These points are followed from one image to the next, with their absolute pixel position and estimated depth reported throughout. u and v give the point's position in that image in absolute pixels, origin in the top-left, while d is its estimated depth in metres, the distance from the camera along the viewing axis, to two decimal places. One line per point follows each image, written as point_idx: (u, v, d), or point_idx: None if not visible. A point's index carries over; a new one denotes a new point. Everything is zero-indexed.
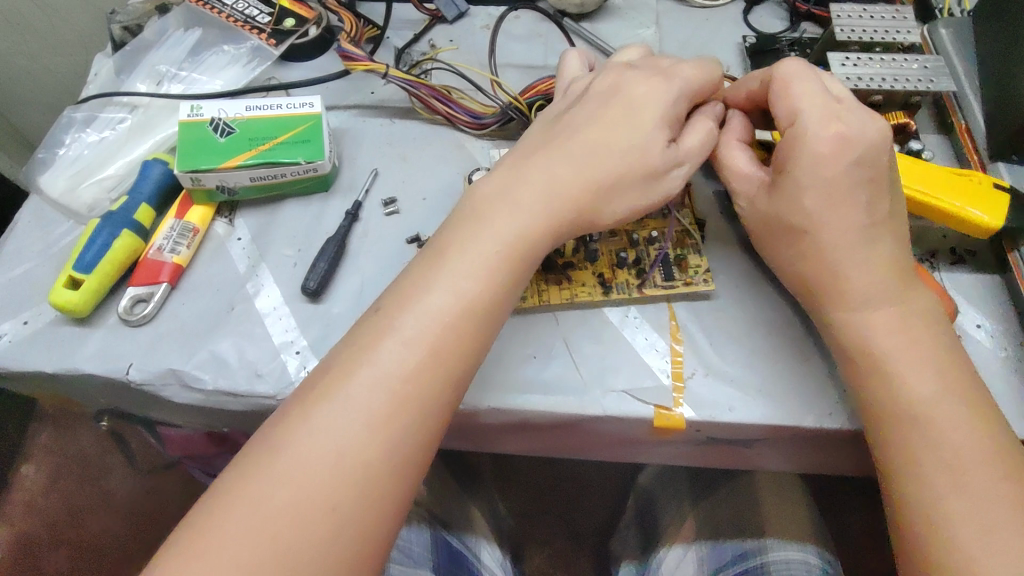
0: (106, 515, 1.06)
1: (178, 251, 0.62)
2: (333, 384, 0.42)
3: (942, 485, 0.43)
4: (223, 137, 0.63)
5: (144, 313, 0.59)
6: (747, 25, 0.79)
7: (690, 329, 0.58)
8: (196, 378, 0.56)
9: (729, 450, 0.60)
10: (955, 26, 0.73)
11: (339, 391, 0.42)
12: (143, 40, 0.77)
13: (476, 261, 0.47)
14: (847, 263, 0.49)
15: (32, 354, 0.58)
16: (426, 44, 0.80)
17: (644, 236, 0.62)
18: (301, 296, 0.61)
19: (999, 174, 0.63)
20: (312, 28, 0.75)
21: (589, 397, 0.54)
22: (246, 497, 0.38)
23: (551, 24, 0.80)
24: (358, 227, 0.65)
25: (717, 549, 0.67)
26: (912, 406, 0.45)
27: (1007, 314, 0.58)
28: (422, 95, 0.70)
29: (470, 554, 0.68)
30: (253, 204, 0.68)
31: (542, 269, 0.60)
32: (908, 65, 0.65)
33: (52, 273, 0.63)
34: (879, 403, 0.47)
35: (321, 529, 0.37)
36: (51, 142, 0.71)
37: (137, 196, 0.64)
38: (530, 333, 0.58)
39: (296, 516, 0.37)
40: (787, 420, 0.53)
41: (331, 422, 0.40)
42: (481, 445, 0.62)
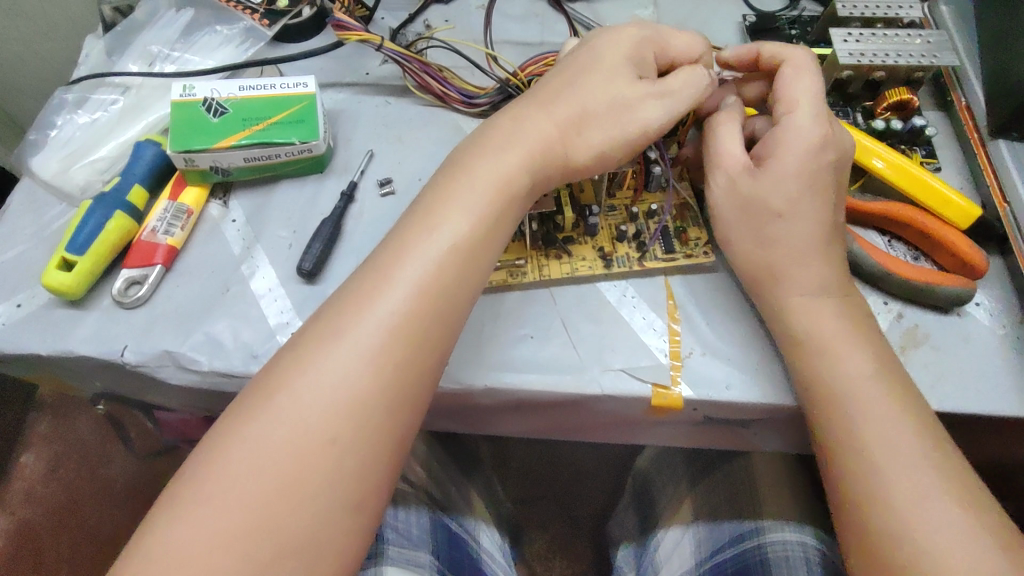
0: (106, 501, 1.06)
1: (172, 233, 0.61)
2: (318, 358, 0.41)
3: (906, 437, 0.44)
4: (216, 117, 0.63)
5: (139, 295, 0.59)
6: (746, 4, 0.78)
7: (688, 309, 0.57)
8: (191, 359, 0.56)
9: (726, 431, 0.60)
10: (955, 4, 0.72)
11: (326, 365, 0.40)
12: (134, 20, 0.76)
13: (472, 237, 0.47)
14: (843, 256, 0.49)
15: (27, 337, 0.58)
16: (421, 24, 0.78)
17: (644, 210, 0.62)
18: (296, 278, 0.61)
19: (998, 151, 0.62)
20: (306, 8, 0.75)
21: (587, 377, 0.54)
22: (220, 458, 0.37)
23: (548, 3, 0.79)
24: (353, 208, 0.64)
25: (715, 531, 0.67)
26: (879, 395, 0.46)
27: (1007, 292, 0.58)
28: (415, 69, 0.69)
29: (468, 537, 0.69)
30: (247, 185, 0.67)
31: (540, 243, 0.60)
32: (911, 41, 0.65)
33: (45, 256, 0.63)
34: (859, 373, 0.47)
35: (313, 507, 0.37)
36: (41, 124, 0.70)
37: (130, 177, 0.63)
38: (527, 312, 0.58)
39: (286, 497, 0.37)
40: (786, 398, 0.53)
41: (325, 398, 0.39)
42: (478, 426, 0.62)
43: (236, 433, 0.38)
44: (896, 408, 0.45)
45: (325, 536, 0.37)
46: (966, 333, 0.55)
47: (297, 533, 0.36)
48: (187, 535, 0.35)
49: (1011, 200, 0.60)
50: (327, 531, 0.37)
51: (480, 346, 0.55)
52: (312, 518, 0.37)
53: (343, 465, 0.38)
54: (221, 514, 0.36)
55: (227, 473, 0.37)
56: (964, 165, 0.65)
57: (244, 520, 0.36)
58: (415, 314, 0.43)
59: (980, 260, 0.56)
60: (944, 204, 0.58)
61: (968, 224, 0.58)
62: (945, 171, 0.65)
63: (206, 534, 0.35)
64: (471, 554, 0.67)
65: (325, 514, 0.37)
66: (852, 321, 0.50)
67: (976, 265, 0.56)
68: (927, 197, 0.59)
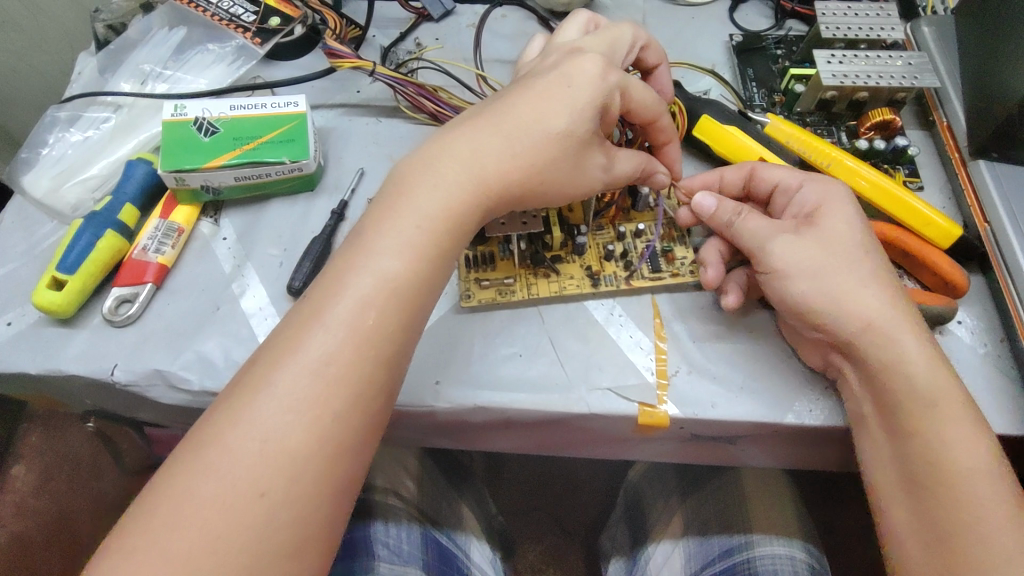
0: (97, 514, 1.06)
1: (163, 251, 0.62)
2: None
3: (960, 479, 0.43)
4: (207, 136, 0.63)
5: (129, 314, 0.59)
6: (732, 24, 0.80)
7: (674, 328, 0.58)
8: (182, 378, 0.56)
9: (714, 447, 0.60)
10: (937, 24, 0.73)
11: None
12: (127, 38, 0.77)
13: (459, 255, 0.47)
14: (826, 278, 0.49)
15: (17, 356, 0.58)
16: (412, 42, 0.79)
17: (631, 229, 0.63)
18: (286, 296, 0.61)
19: (978, 172, 0.63)
20: (297, 27, 0.75)
21: (574, 395, 0.54)
22: (201, 478, 0.37)
23: (538, 23, 0.80)
24: (344, 227, 0.65)
25: (704, 545, 0.68)
26: (944, 436, 0.44)
27: (988, 311, 0.59)
28: (409, 92, 0.71)
29: (458, 551, 0.69)
30: (238, 203, 0.67)
31: (529, 262, 0.61)
32: (892, 63, 0.66)
33: (36, 274, 0.63)
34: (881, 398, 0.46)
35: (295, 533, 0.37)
36: (33, 142, 0.70)
37: (121, 195, 0.63)
38: (515, 331, 0.58)
39: None
40: (770, 417, 0.53)
41: None
42: (468, 443, 0.62)
43: (217, 451, 0.37)
44: (969, 436, 0.44)
45: (307, 555, 0.37)
46: (948, 350, 0.56)
47: (278, 554, 0.36)
48: (166, 555, 0.35)
49: (991, 219, 0.61)
50: (309, 550, 0.37)
51: (468, 364, 0.56)
52: (294, 539, 0.37)
53: (325, 487, 0.38)
54: (202, 535, 0.35)
55: (205, 495, 0.36)
56: (946, 184, 0.67)
57: (226, 540, 0.36)
58: (400, 332, 0.43)
59: (963, 279, 0.57)
60: (924, 225, 0.60)
61: (948, 244, 0.59)
62: (928, 190, 0.67)
63: (187, 555, 0.35)
64: (460, 569, 0.67)
65: (308, 535, 0.37)
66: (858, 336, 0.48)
67: (957, 284, 0.57)
68: (910, 219, 0.60)
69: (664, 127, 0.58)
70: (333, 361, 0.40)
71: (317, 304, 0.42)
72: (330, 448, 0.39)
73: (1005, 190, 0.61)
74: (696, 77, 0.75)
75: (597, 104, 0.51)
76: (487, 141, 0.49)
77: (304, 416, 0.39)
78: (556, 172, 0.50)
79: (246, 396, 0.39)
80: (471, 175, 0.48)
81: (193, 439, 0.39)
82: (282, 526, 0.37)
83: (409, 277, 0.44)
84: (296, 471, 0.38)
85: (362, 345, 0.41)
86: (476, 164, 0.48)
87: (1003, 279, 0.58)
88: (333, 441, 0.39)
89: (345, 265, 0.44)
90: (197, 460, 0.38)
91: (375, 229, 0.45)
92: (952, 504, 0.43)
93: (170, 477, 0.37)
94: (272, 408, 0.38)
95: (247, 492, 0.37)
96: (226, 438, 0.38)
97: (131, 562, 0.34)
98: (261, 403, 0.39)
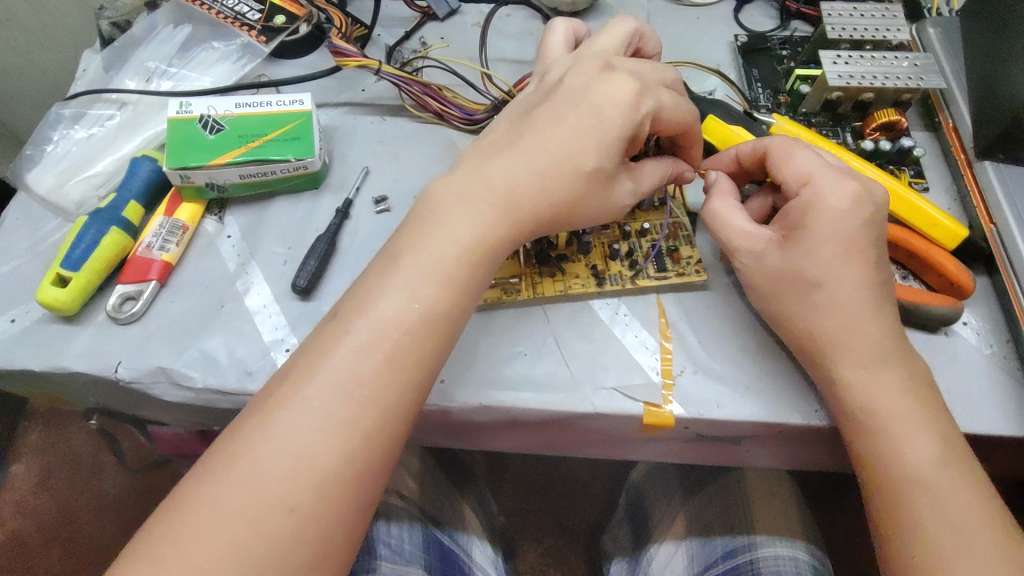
0: (96, 513, 1.05)
1: (168, 248, 0.62)
2: (302, 387, 0.41)
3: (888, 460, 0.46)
4: (212, 134, 0.63)
5: (133, 311, 0.59)
6: (737, 24, 0.80)
7: (679, 328, 0.58)
8: (185, 376, 0.56)
9: (718, 448, 0.60)
10: (942, 25, 0.73)
11: (309, 393, 0.41)
12: (132, 35, 0.77)
13: (480, 270, 0.48)
14: (833, 278, 0.49)
15: (21, 352, 0.58)
16: (417, 41, 0.79)
17: (637, 228, 0.63)
18: (291, 294, 0.61)
19: (984, 173, 0.63)
20: (303, 25, 0.75)
21: (579, 395, 0.54)
22: (228, 488, 0.38)
23: (543, 22, 0.80)
24: (349, 225, 0.65)
25: (707, 546, 0.68)
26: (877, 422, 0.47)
27: (993, 313, 0.59)
28: (414, 91, 0.71)
29: (460, 551, 0.69)
30: (242, 201, 0.67)
31: (534, 261, 0.60)
32: (899, 64, 0.66)
33: (41, 270, 0.63)
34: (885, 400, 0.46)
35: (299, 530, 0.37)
36: (38, 139, 0.70)
37: (126, 192, 0.63)
38: (520, 330, 0.58)
39: (269, 518, 0.37)
40: (775, 418, 0.53)
41: (307, 424, 0.40)
42: (470, 442, 0.62)
43: (245, 462, 0.38)
44: (912, 426, 0.46)
45: (327, 566, 0.39)
46: (953, 352, 0.56)
47: (302, 563, 0.38)
48: (194, 564, 0.36)
49: (997, 220, 0.60)
50: (331, 558, 0.39)
51: (474, 364, 0.56)
52: (317, 552, 0.38)
53: (345, 495, 0.39)
54: (227, 545, 0.36)
55: (231, 507, 0.37)
56: (952, 186, 0.67)
57: (252, 553, 0.36)
58: (424, 349, 0.44)
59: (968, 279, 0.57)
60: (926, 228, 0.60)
61: (954, 244, 0.59)
62: (933, 191, 0.67)
63: (213, 565, 0.36)
64: (463, 569, 0.67)
65: (330, 547, 0.39)
66: (862, 337, 0.48)
67: (962, 286, 0.57)
68: (912, 217, 0.60)
69: (694, 134, 0.57)
70: (360, 380, 0.42)
71: (342, 319, 0.44)
72: (352, 461, 0.40)
73: (1011, 192, 0.61)
74: (701, 77, 0.75)
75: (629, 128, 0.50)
76: (504, 160, 0.50)
77: (328, 429, 0.40)
78: (584, 199, 0.51)
79: (273, 406, 0.40)
80: (484, 186, 0.49)
81: (220, 450, 0.40)
82: (307, 539, 0.38)
83: (430, 288, 0.45)
84: (324, 487, 0.39)
85: (390, 364, 0.43)
86: (493, 180, 0.49)
87: (1009, 281, 0.58)
88: (359, 455, 0.40)
89: (371, 283, 0.45)
90: (224, 471, 0.38)
91: (401, 245, 0.47)
92: (897, 495, 0.45)
93: (197, 486, 0.38)
94: (300, 421, 0.40)
95: (274, 503, 0.38)
96: (254, 446, 0.39)
97: (161, 568, 0.35)
98: (286, 415, 0.40)
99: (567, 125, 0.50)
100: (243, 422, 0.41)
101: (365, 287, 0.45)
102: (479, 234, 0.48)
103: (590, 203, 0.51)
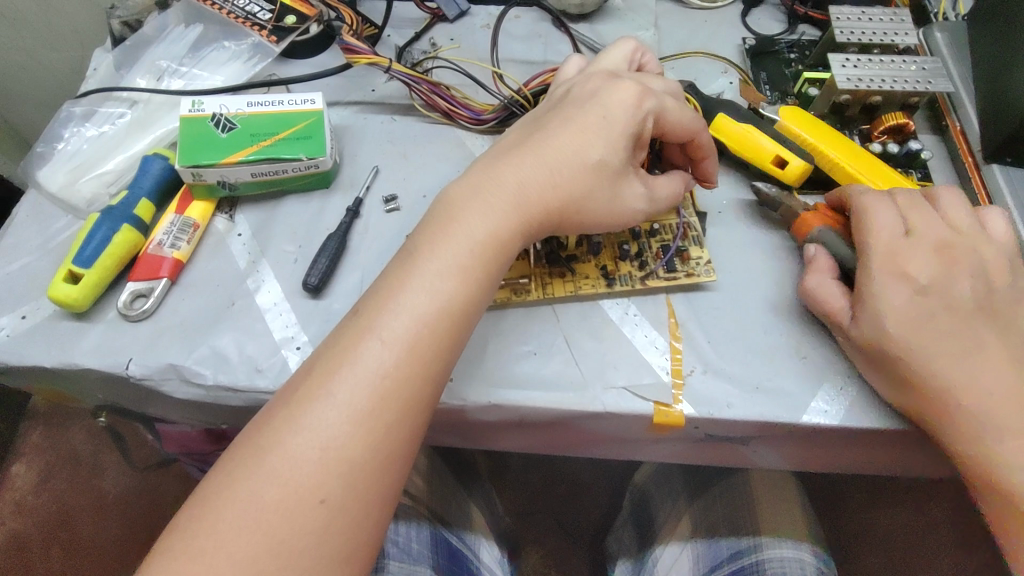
0: (97, 513, 1.05)
1: (179, 246, 0.62)
2: (314, 384, 0.41)
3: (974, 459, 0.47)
4: (224, 132, 0.63)
5: (144, 308, 0.59)
6: (745, 27, 0.80)
7: (689, 328, 0.58)
8: (197, 373, 0.56)
9: (726, 448, 0.60)
10: (950, 29, 0.73)
11: (321, 389, 0.41)
12: (143, 35, 0.77)
13: (497, 268, 0.48)
14: None
15: (31, 349, 0.58)
16: (427, 42, 0.80)
17: (646, 229, 0.63)
18: (302, 292, 0.61)
19: (992, 176, 0.63)
20: (313, 25, 0.76)
21: (589, 394, 0.54)
22: (259, 480, 0.38)
23: (552, 24, 0.81)
24: (358, 224, 0.65)
25: (713, 547, 0.68)
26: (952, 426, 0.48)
27: None
28: (424, 91, 0.71)
29: (466, 551, 0.69)
30: (253, 199, 0.68)
31: (544, 262, 0.61)
32: (906, 67, 0.66)
33: (51, 267, 0.63)
34: None
35: (310, 520, 0.38)
36: (49, 136, 0.70)
37: (137, 190, 0.63)
38: (530, 329, 0.58)
39: (285, 513, 0.38)
40: (784, 418, 0.53)
41: (320, 421, 0.40)
42: (479, 441, 0.62)
43: (275, 455, 0.39)
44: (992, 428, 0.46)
45: (356, 557, 0.39)
46: None
47: (333, 555, 0.38)
48: (230, 556, 0.36)
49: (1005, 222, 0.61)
50: (360, 548, 0.39)
51: (484, 362, 0.56)
52: (346, 542, 0.38)
53: (373, 491, 0.40)
54: (260, 536, 0.37)
55: (264, 498, 0.38)
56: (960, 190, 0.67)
57: (286, 544, 0.37)
58: (445, 346, 0.45)
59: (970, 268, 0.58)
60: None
61: None
62: None
63: (247, 554, 0.36)
64: (469, 568, 0.67)
65: (360, 537, 0.39)
66: None
67: None
68: None
69: (701, 144, 0.57)
70: (386, 373, 0.42)
71: (367, 315, 0.44)
72: (380, 456, 0.40)
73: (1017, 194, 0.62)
74: (708, 78, 0.75)
75: (635, 128, 0.52)
76: (524, 162, 0.50)
77: (355, 421, 0.40)
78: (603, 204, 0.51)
79: (302, 399, 0.41)
80: (510, 189, 0.49)
81: (246, 442, 0.40)
82: (338, 528, 0.38)
83: (454, 289, 0.45)
84: (352, 476, 0.39)
85: (413, 359, 0.43)
86: (513, 185, 0.49)
87: None
88: (384, 446, 0.41)
89: (394, 281, 0.46)
90: (254, 464, 0.39)
91: (422, 244, 0.48)
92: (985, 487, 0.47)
93: (226, 479, 0.39)
94: (328, 415, 0.40)
95: (290, 494, 0.38)
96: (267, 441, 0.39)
97: (197, 561, 0.36)
98: (313, 408, 0.40)
99: (585, 129, 0.51)
100: (267, 416, 0.41)
101: (388, 282, 0.46)
102: (504, 238, 0.48)
103: (598, 197, 0.52)
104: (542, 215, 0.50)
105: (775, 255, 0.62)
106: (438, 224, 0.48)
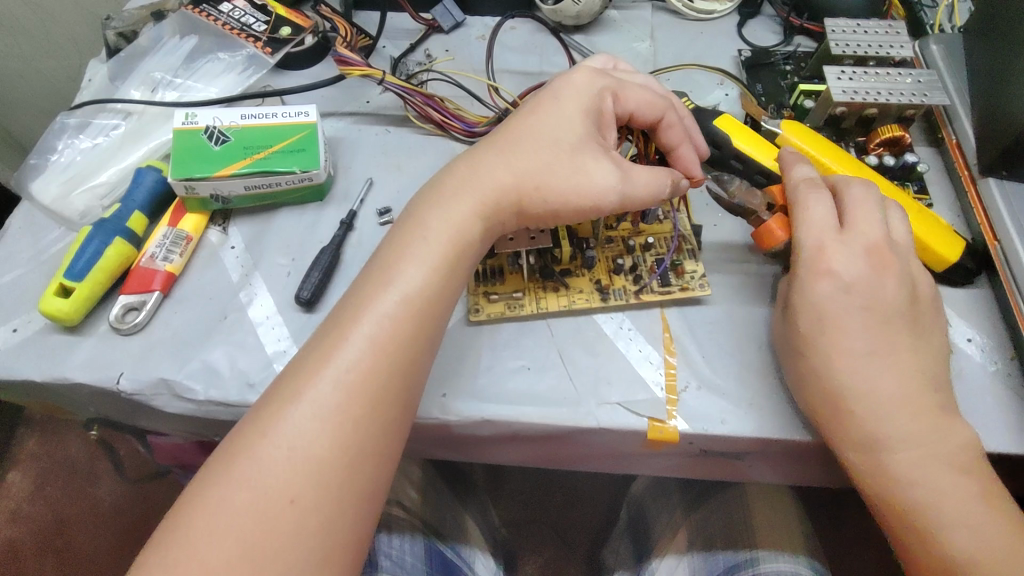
0: (92, 523, 1.04)
1: (171, 259, 0.62)
2: (302, 401, 0.41)
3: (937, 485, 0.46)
4: (217, 145, 0.63)
5: (135, 322, 0.59)
6: (740, 39, 0.80)
7: (684, 342, 0.58)
8: (188, 387, 0.56)
9: (721, 463, 0.59)
10: (945, 42, 0.73)
11: (309, 408, 0.41)
12: (138, 46, 0.77)
13: None
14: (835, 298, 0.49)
15: (21, 363, 0.58)
16: (422, 53, 0.80)
17: (641, 243, 0.63)
18: (294, 305, 0.61)
19: (987, 189, 0.63)
20: (308, 37, 0.76)
21: (583, 410, 0.54)
22: (239, 494, 0.38)
23: (547, 36, 0.81)
24: (352, 237, 0.65)
25: (709, 561, 0.67)
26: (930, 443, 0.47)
27: (996, 331, 0.58)
28: (417, 103, 0.71)
29: (460, 563, 0.68)
30: (248, 211, 0.67)
31: (538, 276, 0.61)
32: (902, 80, 0.66)
33: (43, 280, 0.63)
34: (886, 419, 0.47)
35: (297, 541, 0.37)
36: (43, 148, 0.70)
37: (129, 203, 0.63)
38: (522, 343, 0.58)
39: (270, 535, 0.37)
40: (779, 434, 0.53)
41: (307, 440, 0.40)
42: (472, 454, 0.61)
43: (261, 474, 0.38)
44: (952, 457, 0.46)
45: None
46: (958, 368, 0.56)
47: (308, 559, 0.37)
48: (202, 563, 0.36)
49: (1001, 237, 0.60)
50: (335, 554, 0.38)
51: (477, 377, 0.56)
52: (320, 548, 0.38)
53: (348, 491, 0.40)
54: (232, 542, 0.36)
55: (236, 501, 0.37)
56: (956, 203, 0.67)
57: (257, 546, 0.37)
58: None
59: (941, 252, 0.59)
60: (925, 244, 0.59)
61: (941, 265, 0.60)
62: (937, 207, 0.67)
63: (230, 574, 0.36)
64: None
65: (336, 540, 0.39)
66: (858, 350, 0.48)
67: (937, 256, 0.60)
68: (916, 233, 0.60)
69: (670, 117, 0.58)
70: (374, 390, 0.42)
71: (355, 331, 0.44)
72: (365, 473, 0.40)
73: (1014, 207, 0.61)
74: (704, 90, 0.75)
75: None
76: (495, 157, 0.52)
77: (327, 424, 0.40)
78: None
79: (278, 402, 0.41)
80: None
81: (223, 450, 0.40)
82: (320, 545, 0.38)
83: None
84: (334, 491, 0.39)
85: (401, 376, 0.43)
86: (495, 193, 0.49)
87: (1013, 295, 0.58)
88: (356, 448, 0.41)
89: (383, 297, 0.45)
90: (228, 468, 0.39)
91: (412, 258, 0.47)
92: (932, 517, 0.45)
93: (202, 486, 0.39)
94: (315, 433, 0.40)
95: (278, 514, 0.38)
96: (254, 460, 0.39)
97: (169, 571, 0.35)
98: (291, 418, 0.40)
99: (556, 121, 0.53)
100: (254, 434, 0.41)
101: (374, 296, 0.46)
102: None
103: (557, 171, 0.52)
104: (497, 193, 0.51)
105: (769, 269, 0.62)
106: (422, 235, 0.49)
